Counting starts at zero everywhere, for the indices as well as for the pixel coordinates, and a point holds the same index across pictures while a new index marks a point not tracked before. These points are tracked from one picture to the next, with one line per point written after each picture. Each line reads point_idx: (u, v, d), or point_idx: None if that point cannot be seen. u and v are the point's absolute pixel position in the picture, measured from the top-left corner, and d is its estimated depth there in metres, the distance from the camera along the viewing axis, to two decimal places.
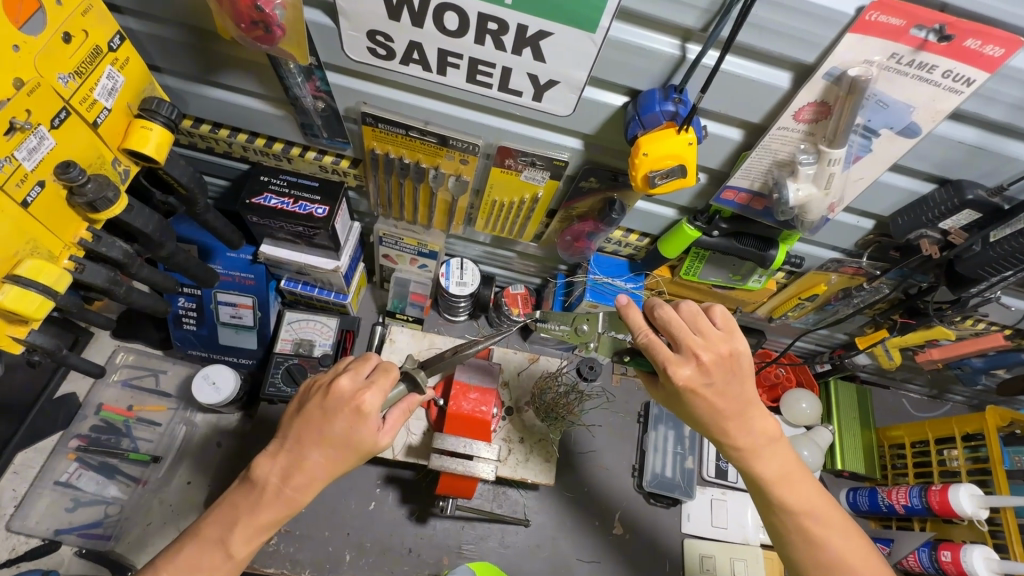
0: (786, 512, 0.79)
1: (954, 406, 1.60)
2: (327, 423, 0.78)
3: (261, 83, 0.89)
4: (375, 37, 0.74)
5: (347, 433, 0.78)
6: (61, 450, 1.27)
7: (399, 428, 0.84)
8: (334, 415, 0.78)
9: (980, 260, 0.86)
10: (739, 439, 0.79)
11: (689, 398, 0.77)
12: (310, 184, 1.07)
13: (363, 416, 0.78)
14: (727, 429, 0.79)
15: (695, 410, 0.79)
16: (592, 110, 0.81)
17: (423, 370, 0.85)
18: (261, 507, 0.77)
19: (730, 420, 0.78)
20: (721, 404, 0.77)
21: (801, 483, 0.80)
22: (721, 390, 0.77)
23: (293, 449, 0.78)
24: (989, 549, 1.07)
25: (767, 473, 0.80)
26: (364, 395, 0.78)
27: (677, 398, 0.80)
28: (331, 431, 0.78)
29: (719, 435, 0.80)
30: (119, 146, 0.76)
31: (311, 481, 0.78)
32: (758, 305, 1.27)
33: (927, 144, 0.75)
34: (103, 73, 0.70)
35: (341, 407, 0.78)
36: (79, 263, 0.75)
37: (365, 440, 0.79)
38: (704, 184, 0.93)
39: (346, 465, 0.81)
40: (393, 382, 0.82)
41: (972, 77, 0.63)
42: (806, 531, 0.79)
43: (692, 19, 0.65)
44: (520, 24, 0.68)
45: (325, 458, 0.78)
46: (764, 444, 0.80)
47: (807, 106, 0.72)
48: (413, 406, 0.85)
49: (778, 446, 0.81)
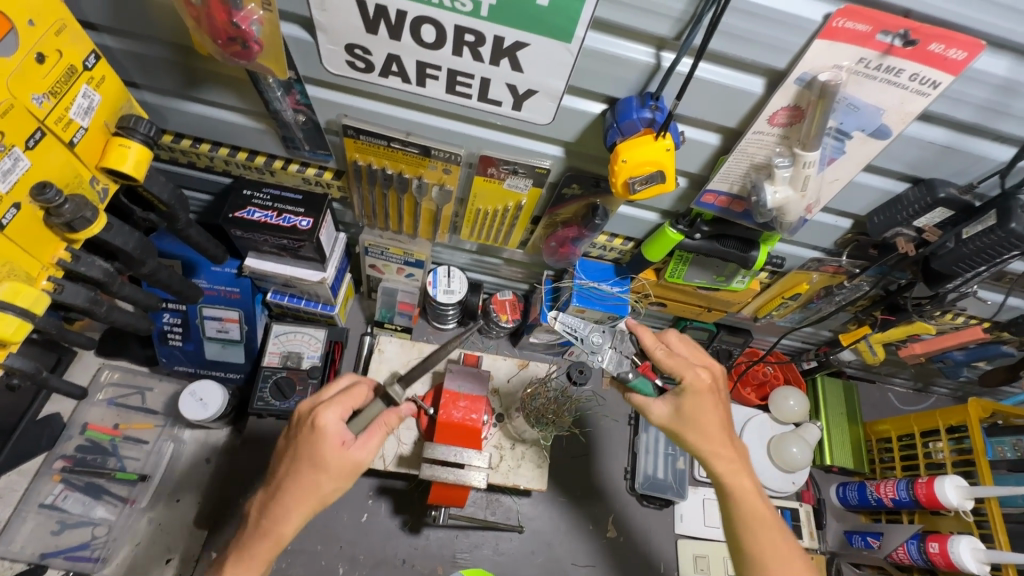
0: (740, 522, 0.85)
1: (938, 398, 1.64)
2: (293, 449, 0.86)
3: (240, 97, 0.89)
4: (353, 50, 0.75)
5: (317, 456, 0.83)
6: (46, 472, 1.25)
7: (376, 444, 0.86)
8: (305, 441, 0.84)
9: (955, 256, 0.87)
10: (720, 454, 0.86)
11: (694, 400, 0.87)
12: (293, 197, 1.07)
13: (317, 432, 0.84)
14: (714, 437, 0.87)
15: (692, 416, 0.87)
16: (570, 118, 0.82)
17: (395, 385, 0.88)
18: (255, 544, 0.83)
19: (716, 429, 0.87)
20: (699, 423, 0.87)
21: (756, 498, 0.85)
22: (705, 409, 0.87)
23: (281, 491, 0.84)
24: (975, 539, 1.10)
25: (735, 484, 0.86)
26: (318, 412, 0.86)
27: (679, 407, 0.88)
28: (297, 453, 0.85)
29: (702, 453, 0.87)
30: (97, 165, 0.75)
31: (287, 515, 0.83)
32: (745, 305, 1.27)
33: (899, 145, 0.76)
34: (78, 91, 0.69)
35: (309, 433, 0.85)
36: (58, 284, 0.74)
37: (326, 455, 0.83)
38: (685, 188, 0.94)
39: (323, 488, 0.84)
40: (350, 398, 0.89)
41: (938, 80, 0.65)
42: (772, 543, 0.83)
43: (665, 28, 0.66)
44: (497, 35, 0.69)
45: (303, 485, 0.83)
46: (733, 463, 0.86)
47: (781, 110, 0.73)
48: (392, 421, 0.88)
49: (745, 470, 0.86)
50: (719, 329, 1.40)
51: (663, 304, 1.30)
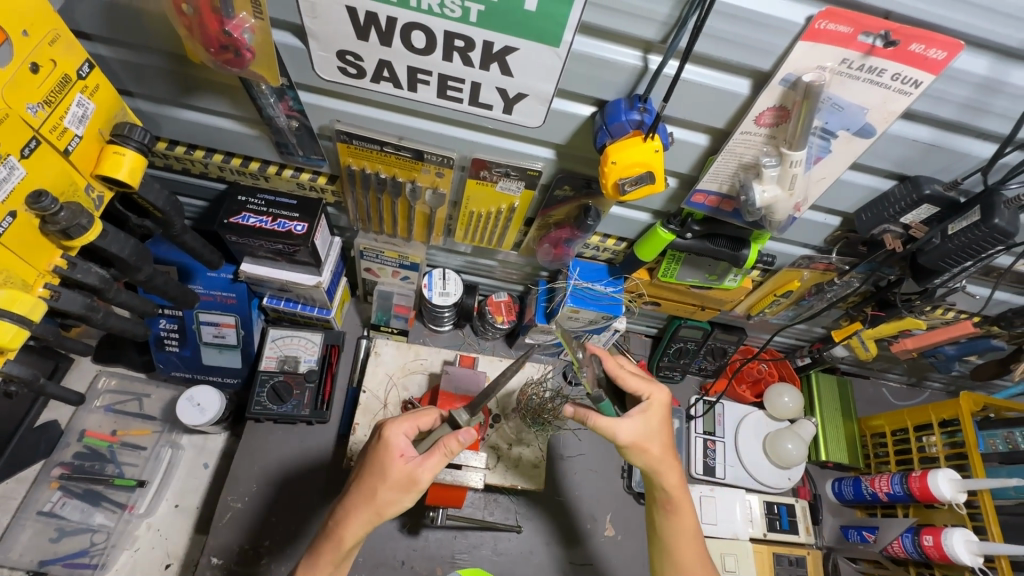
0: (666, 525, 0.97)
1: (932, 393, 1.65)
2: (364, 461, 0.92)
3: (233, 104, 0.90)
4: (345, 57, 0.76)
5: (378, 465, 0.87)
6: (44, 480, 1.25)
7: (438, 465, 0.86)
8: (373, 452, 0.89)
9: (941, 252, 0.89)
10: (671, 477, 0.94)
11: (647, 415, 0.93)
12: (288, 202, 1.07)
13: (383, 444, 0.88)
14: (662, 452, 0.94)
15: (643, 432, 0.93)
16: (561, 121, 0.83)
17: (461, 409, 0.89)
18: (323, 546, 0.89)
19: (665, 444, 0.94)
20: (652, 446, 0.93)
21: (686, 517, 0.97)
22: (659, 432, 0.94)
23: (347, 499, 0.89)
24: (969, 532, 1.12)
25: (678, 504, 0.96)
26: (386, 425, 0.90)
27: (641, 423, 0.92)
28: (366, 464, 0.90)
29: (654, 473, 0.94)
30: (92, 172, 0.76)
31: (348, 520, 0.87)
32: (737, 303, 1.28)
33: (884, 143, 0.78)
34: (72, 100, 0.70)
35: (376, 444, 0.89)
36: (54, 291, 0.75)
37: (389, 466, 0.87)
38: (675, 188, 0.95)
39: (384, 500, 0.86)
40: (417, 417, 0.93)
41: (919, 79, 0.66)
42: (690, 546, 0.96)
43: (651, 32, 0.67)
44: (486, 40, 0.70)
45: (363, 494, 0.87)
46: (677, 486, 0.95)
47: (767, 110, 0.74)
48: (449, 449, 0.85)
49: (686, 492, 0.96)
50: (713, 327, 1.39)
51: (657, 304, 1.31)
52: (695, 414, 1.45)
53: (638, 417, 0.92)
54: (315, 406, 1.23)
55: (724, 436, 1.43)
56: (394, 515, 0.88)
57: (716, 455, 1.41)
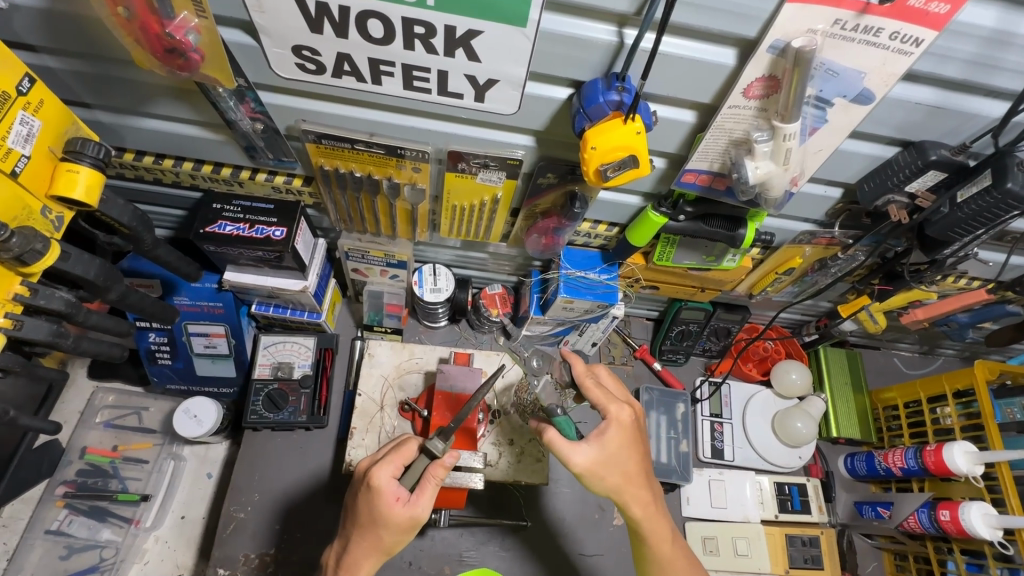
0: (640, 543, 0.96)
1: (945, 360, 1.61)
2: (356, 506, 0.89)
3: (194, 110, 0.86)
4: (301, 52, 0.71)
5: (377, 515, 0.86)
6: (49, 499, 1.24)
7: (433, 496, 0.87)
8: (366, 501, 0.87)
9: (950, 221, 0.84)
10: (636, 508, 0.91)
11: (603, 440, 0.88)
12: (264, 207, 1.03)
13: (376, 492, 0.86)
14: (626, 492, 0.90)
15: (604, 463, 0.88)
16: (536, 106, 0.78)
17: (435, 438, 0.87)
18: None
19: (625, 481, 0.90)
20: (610, 474, 0.88)
21: (663, 539, 0.94)
22: (617, 458, 0.89)
23: (351, 544, 0.89)
24: (986, 505, 1.09)
25: (649, 533, 0.94)
26: (374, 471, 0.87)
27: (603, 446, 0.88)
28: (361, 512, 0.88)
29: (620, 501, 0.91)
30: (47, 194, 0.72)
31: (359, 564, 0.89)
32: (738, 283, 1.23)
33: (884, 108, 0.72)
34: (15, 119, 0.66)
35: (367, 492, 0.87)
36: (17, 320, 0.72)
37: (391, 513, 0.85)
38: (663, 169, 0.91)
39: (390, 541, 0.88)
40: (402, 457, 0.89)
41: (920, 37, 0.60)
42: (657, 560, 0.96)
43: (624, 4, 0.62)
44: (448, 25, 0.65)
45: (370, 540, 0.88)
46: (644, 516, 0.92)
47: (756, 82, 0.68)
48: (440, 477, 0.86)
49: (659, 520, 0.94)
50: (715, 307, 1.34)
51: (655, 287, 1.26)
52: (701, 396, 1.40)
53: (594, 442, 0.88)
54: (312, 412, 1.21)
55: (731, 418, 1.40)
56: (401, 548, 0.91)
57: (724, 438, 1.37)
